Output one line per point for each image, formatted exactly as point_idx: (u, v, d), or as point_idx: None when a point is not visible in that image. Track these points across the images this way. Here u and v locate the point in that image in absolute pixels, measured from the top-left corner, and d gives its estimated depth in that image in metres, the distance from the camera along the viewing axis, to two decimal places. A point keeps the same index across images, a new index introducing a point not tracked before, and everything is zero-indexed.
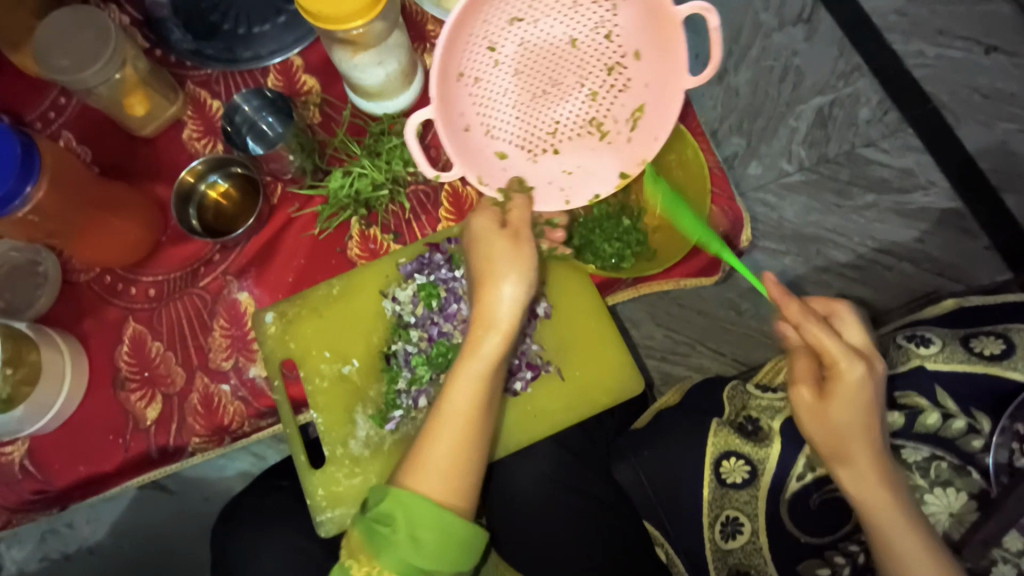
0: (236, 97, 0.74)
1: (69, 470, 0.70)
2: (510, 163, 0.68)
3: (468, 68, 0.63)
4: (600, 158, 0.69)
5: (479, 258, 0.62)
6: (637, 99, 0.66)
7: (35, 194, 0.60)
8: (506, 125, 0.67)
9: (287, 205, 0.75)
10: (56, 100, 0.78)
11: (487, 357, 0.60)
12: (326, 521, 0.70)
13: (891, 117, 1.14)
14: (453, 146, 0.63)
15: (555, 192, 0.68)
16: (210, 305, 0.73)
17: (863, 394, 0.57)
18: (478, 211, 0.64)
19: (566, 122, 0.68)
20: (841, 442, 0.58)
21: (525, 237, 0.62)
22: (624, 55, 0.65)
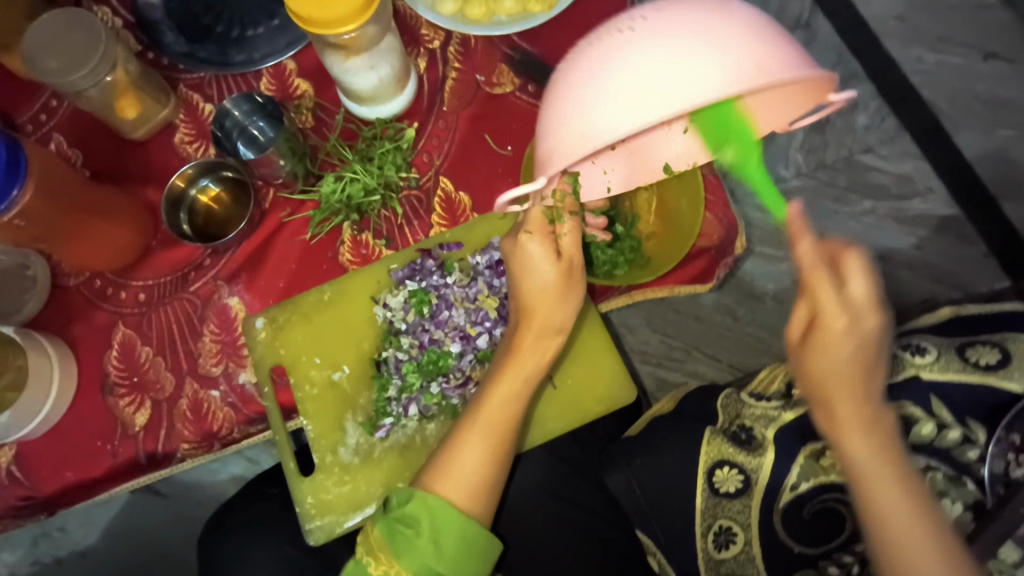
0: (226, 101, 0.73)
1: (55, 476, 0.69)
2: None
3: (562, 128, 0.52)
4: None
5: (528, 287, 0.61)
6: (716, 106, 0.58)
7: (23, 196, 0.59)
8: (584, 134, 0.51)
9: (279, 211, 0.74)
10: (48, 102, 0.78)
11: (527, 379, 0.62)
12: (315, 530, 0.69)
13: (889, 123, 1.14)
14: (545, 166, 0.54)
15: (599, 176, 0.67)
16: (200, 310, 0.73)
17: (861, 344, 0.53)
18: (533, 234, 0.60)
19: None
20: (826, 392, 0.55)
21: (577, 277, 0.61)
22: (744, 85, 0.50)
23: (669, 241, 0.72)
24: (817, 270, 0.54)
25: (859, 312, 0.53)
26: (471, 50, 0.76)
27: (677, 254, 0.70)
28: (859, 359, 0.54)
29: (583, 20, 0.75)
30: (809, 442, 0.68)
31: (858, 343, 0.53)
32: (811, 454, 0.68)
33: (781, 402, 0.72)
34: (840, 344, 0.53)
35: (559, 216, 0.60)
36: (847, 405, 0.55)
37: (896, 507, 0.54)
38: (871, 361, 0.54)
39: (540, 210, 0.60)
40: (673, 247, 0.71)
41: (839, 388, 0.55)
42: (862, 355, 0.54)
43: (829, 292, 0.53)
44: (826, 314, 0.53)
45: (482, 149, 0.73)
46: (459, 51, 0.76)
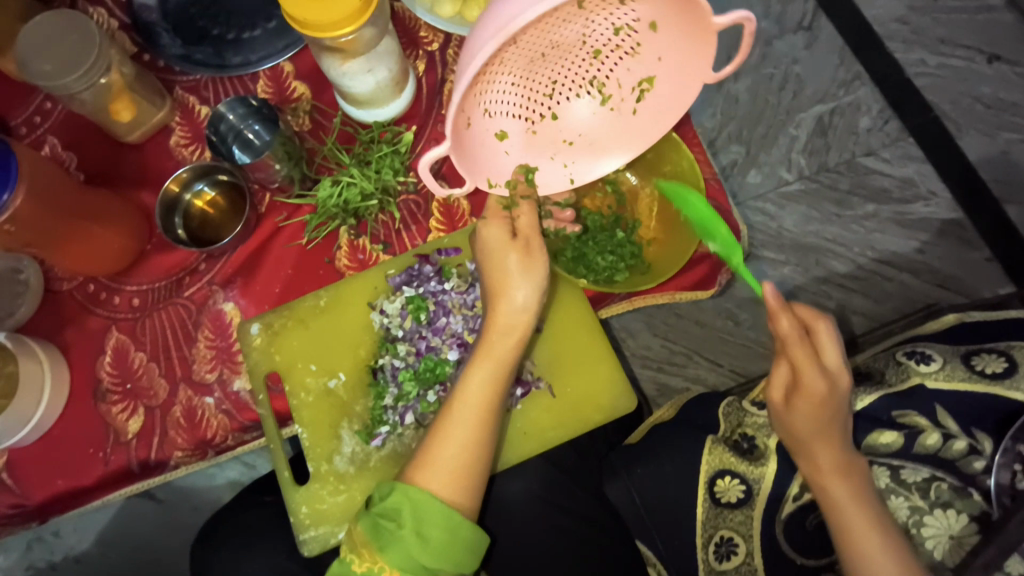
0: (220, 105, 0.72)
1: (46, 484, 0.68)
2: (510, 143, 0.61)
3: (479, 110, 0.55)
4: (607, 133, 0.63)
5: (491, 269, 0.61)
6: (647, 69, 0.59)
7: (14, 201, 0.58)
8: (504, 99, 0.57)
9: (275, 215, 0.74)
10: (42, 105, 0.77)
11: (499, 359, 0.61)
12: (310, 540, 0.68)
13: (892, 126, 1.13)
14: (464, 162, 0.58)
15: (558, 169, 0.64)
16: (194, 315, 0.72)
17: (833, 400, 0.61)
18: (488, 220, 0.62)
19: (566, 82, 0.60)
20: (806, 447, 0.62)
21: (536, 247, 0.61)
22: (638, 21, 0.54)
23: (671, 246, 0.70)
24: (797, 342, 0.60)
25: (830, 375, 0.61)
26: None
27: (679, 261, 0.68)
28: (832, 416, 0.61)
29: None
30: None
31: (828, 401, 0.61)
32: None
33: None
34: (811, 402, 0.61)
35: (515, 202, 0.63)
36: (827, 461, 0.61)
37: (877, 559, 0.57)
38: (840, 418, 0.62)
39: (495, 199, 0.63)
40: (675, 252, 0.69)
41: (816, 438, 0.61)
42: (833, 412, 0.61)
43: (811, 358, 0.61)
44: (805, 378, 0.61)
45: None
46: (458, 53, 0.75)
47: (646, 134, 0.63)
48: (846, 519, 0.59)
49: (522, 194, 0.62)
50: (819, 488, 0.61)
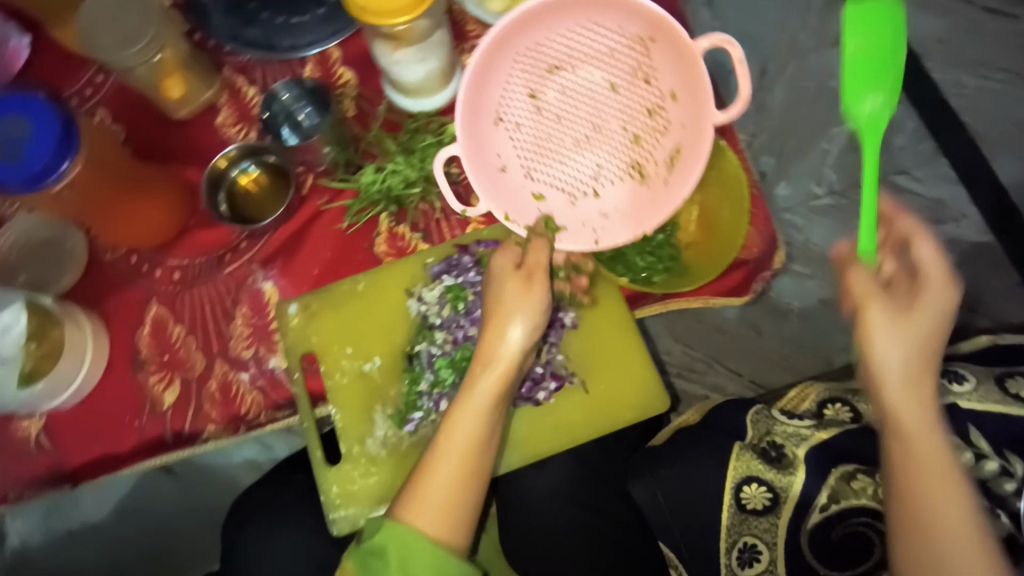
0: (275, 85, 0.75)
1: (82, 449, 0.70)
2: (546, 204, 0.70)
3: (504, 155, 0.70)
4: (640, 201, 0.69)
5: (491, 299, 0.61)
6: (676, 141, 0.67)
7: (71, 171, 0.57)
8: (548, 168, 0.71)
9: (317, 198, 0.74)
10: (94, 77, 0.79)
11: (487, 395, 0.59)
12: (339, 520, 0.68)
13: (925, 146, 1.14)
14: (479, 180, 0.66)
15: (587, 233, 0.68)
16: (234, 292, 0.73)
17: (937, 324, 0.55)
18: (502, 248, 0.63)
19: (608, 166, 0.70)
20: (905, 377, 0.55)
21: (538, 280, 0.60)
22: (662, 98, 0.68)
23: (710, 251, 0.71)
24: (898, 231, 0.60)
25: (946, 291, 0.56)
26: None
27: (721, 263, 0.68)
28: (934, 350, 0.55)
29: None
30: (838, 464, 0.67)
31: (935, 329, 0.55)
32: (842, 477, 0.66)
33: (813, 422, 0.72)
34: (931, 323, 0.55)
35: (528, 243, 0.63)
36: (919, 398, 0.55)
37: (955, 531, 0.51)
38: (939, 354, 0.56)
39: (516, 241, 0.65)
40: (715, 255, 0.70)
41: (917, 366, 0.55)
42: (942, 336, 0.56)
43: (940, 286, 0.56)
44: (919, 295, 0.56)
45: None
46: None
47: (674, 196, 0.64)
48: (927, 473, 0.53)
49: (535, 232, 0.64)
50: (896, 437, 0.55)
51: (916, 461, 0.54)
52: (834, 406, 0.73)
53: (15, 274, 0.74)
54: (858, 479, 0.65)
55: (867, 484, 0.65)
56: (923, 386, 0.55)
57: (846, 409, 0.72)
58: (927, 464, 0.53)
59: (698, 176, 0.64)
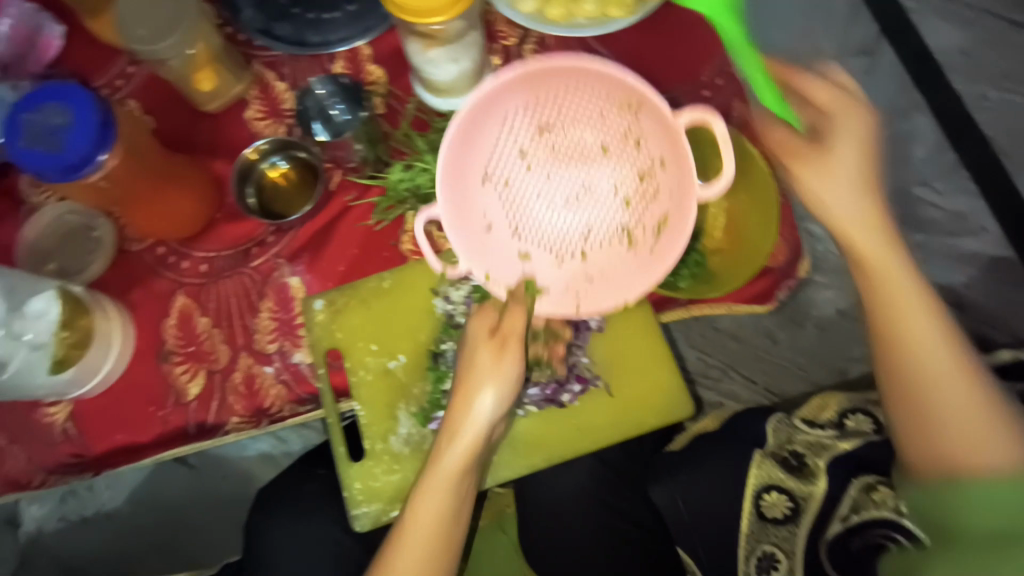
0: (311, 81, 0.75)
1: (107, 437, 0.71)
2: (531, 264, 0.65)
3: (489, 214, 0.65)
4: (628, 268, 0.64)
5: (462, 365, 0.61)
6: (665, 208, 0.63)
7: (106, 162, 0.58)
8: (535, 225, 0.66)
9: (344, 194, 0.75)
10: (125, 69, 0.79)
11: (453, 467, 0.60)
12: (361, 516, 0.68)
13: (947, 158, 1.13)
14: (460, 241, 0.61)
15: (569, 298, 0.64)
16: (260, 286, 0.73)
17: (863, 145, 0.58)
18: (478, 312, 0.63)
19: (597, 229, 0.65)
20: (864, 219, 0.58)
21: (510, 349, 0.60)
22: (653, 163, 0.63)
23: (738, 258, 0.70)
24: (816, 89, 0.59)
25: (854, 113, 0.58)
26: (548, 50, 0.76)
27: (749, 272, 0.69)
28: (875, 198, 0.58)
29: (662, 31, 0.76)
30: (859, 475, 0.69)
31: (863, 146, 0.58)
32: (862, 487, 0.68)
33: (835, 432, 0.74)
34: (858, 156, 0.58)
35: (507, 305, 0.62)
36: (896, 263, 0.57)
37: (937, 364, 0.57)
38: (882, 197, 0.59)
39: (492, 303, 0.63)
40: (745, 263, 0.70)
41: (856, 203, 0.58)
42: (875, 151, 0.58)
43: (856, 116, 0.58)
44: (839, 112, 0.58)
45: None
46: (535, 50, 0.77)
47: (659, 265, 0.61)
48: (895, 304, 0.58)
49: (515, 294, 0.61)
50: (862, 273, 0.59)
51: (880, 300, 0.58)
52: (855, 416, 0.75)
53: (43, 262, 0.75)
54: (878, 490, 0.66)
55: (887, 496, 0.66)
56: (857, 192, 0.58)
57: (867, 419, 0.73)
58: (896, 302, 0.58)
59: (682, 249, 0.60)
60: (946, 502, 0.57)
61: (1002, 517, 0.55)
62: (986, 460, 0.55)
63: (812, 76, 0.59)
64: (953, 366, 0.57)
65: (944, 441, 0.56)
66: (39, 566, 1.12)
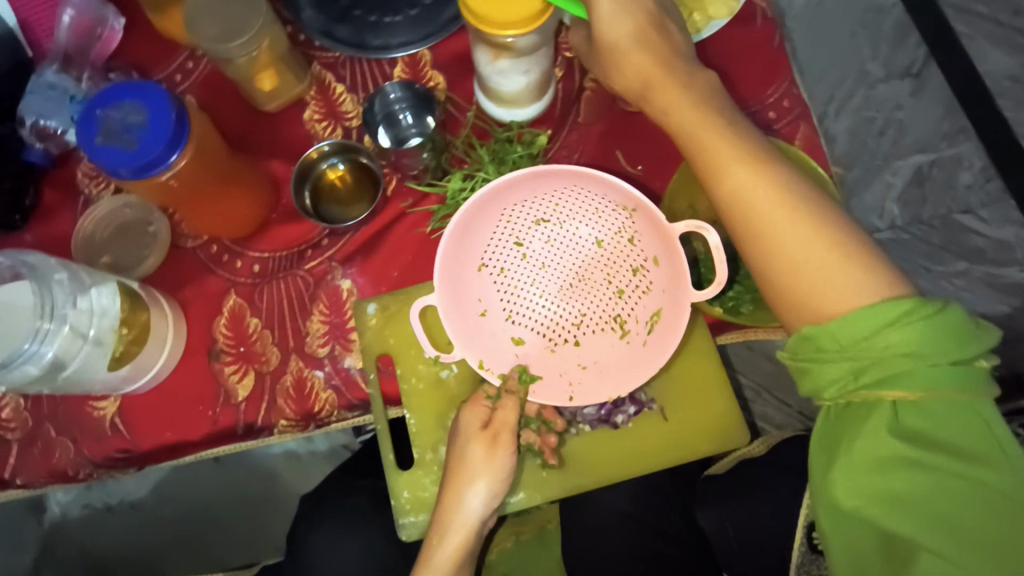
0: (387, 85, 0.74)
1: (155, 434, 0.70)
2: (524, 349, 0.63)
3: (484, 299, 0.64)
4: (621, 362, 0.63)
5: (453, 458, 0.62)
6: (658, 304, 0.62)
7: (176, 163, 0.58)
8: (531, 312, 0.63)
9: (401, 200, 0.74)
10: (184, 64, 0.79)
11: (446, 562, 0.59)
12: (409, 525, 0.67)
13: (993, 185, 1.11)
14: (459, 331, 0.62)
15: (561, 385, 0.63)
16: (312, 289, 0.73)
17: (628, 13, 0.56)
18: (471, 403, 0.64)
19: (592, 315, 0.63)
20: (656, 67, 0.57)
21: (503, 442, 0.62)
22: (646, 260, 0.62)
23: None
24: None
25: None
26: None
27: None
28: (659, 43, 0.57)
29: (725, 50, 0.75)
30: None
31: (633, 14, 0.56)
32: None
33: None
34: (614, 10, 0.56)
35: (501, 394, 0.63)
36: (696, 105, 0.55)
37: (771, 225, 0.51)
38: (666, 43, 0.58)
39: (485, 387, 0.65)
40: None
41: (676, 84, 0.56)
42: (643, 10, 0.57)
43: None
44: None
45: (615, 167, 0.73)
46: None
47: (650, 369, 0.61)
48: (726, 185, 0.52)
49: (507, 387, 0.62)
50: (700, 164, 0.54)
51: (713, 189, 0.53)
52: None
53: (98, 254, 0.75)
54: None
55: None
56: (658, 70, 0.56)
57: None
58: (723, 182, 0.53)
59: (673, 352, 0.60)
60: (870, 411, 0.46)
61: (960, 431, 0.45)
62: (837, 300, 0.48)
63: None
64: (788, 221, 0.50)
65: (814, 302, 0.49)
66: (62, 554, 1.12)
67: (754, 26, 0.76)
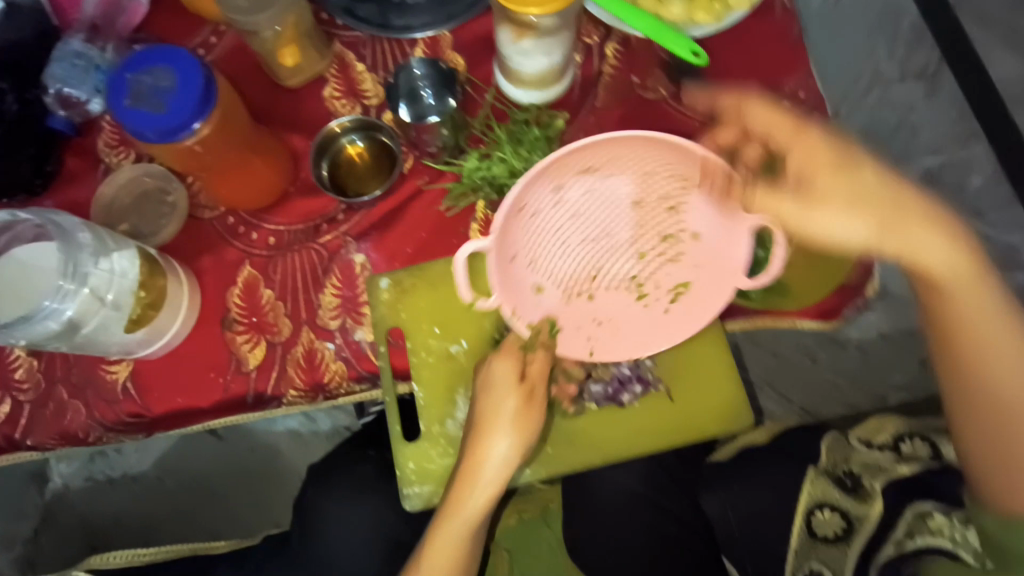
0: (413, 60, 0.74)
1: (166, 400, 0.71)
2: (544, 298, 0.66)
3: (520, 245, 0.64)
4: (633, 320, 0.67)
5: (487, 405, 0.63)
6: (684, 275, 0.67)
7: (200, 130, 0.59)
8: (555, 261, 0.67)
9: (417, 177, 0.75)
10: (207, 38, 0.80)
11: (469, 516, 0.62)
12: (413, 496, 0.69)
13: (1003, 190, 1.12)
14: (499, 275, 0.61)
15: (581, 338, 0.65)
16: (326, 262, 0.74)
17: (825, 161, 0.57)
18: (501, 354, 0.64)
19: (608, 273, 0.68)
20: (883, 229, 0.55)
21: (538, 399, 0.64)
22: (683, 231, 0.67)
23: (813, 273, 0.69)
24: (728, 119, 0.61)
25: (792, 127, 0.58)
26: (630, 50, 0.77)
27: (824, 288, 0.69)
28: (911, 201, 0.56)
29: (743, 41, 0.76)
30: (917, 501, 0.66)
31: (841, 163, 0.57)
32: (919, 514, 0.65)
33: (893, 456, 0.73)
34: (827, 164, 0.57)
35: (534, 345, 0.64)
36: (954, 285, 0.56)
37: (983, 391, 0.57)
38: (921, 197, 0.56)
39: (515, 337, 0.65)
40: (817, 279, 0.69)
41: (869, 223, 0.55)
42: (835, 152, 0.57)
43: (804, 139, 0.58)
44: (792, 143, 0.58)
45: None
46: (617, 49, 0.77)
47: (676, 336, 0.65)
48: (966, 346, 0.56)
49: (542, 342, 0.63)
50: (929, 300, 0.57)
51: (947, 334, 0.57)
52: (911, 441, 0.74)
53: (116, 222, 0.76)
54: (935, 518, 0.64)
55: (944, 525, 0.63)
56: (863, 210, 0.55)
57: (924, 445, 0.73)
58: (973, 343, 0.56)
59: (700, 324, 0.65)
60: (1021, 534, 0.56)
61: None
62: None
63: (763, 103, 0.59)
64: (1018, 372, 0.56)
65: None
66: (63, 524, 1.13)
67: (772, 19, 0.76)
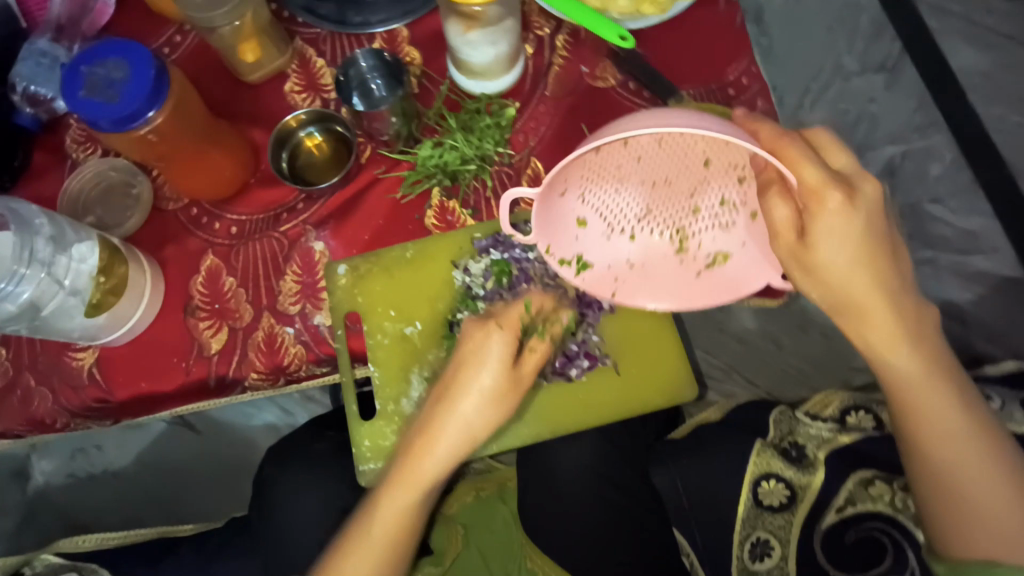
0: (357, 52, 0.77)
1: (131, 385, 0.73)
2: (583, 232, 0.65)
3: (574, 179, 0.63)
4: (662, 271, 0.66)
5: (459, 380, 0.62)
6: (727, 245, 0.64)
7: (155, 118, 0.61)
8: (609, 193, 0.67)
9: (374, 167, 0.78)
10: (173, 38, 0.83)
11: (422, 484, 0.63)
12: (367, 472, 0.72)
13: (962, 176, 1.12)
14: (545, 204, 0.60)
15: (608, 279, 0.66)
16: (286, 250, 0.76)
17: (837, 233, 0.52)
18: (503, 330, 0.62)
19: (658, 218, 0.69)
20: (846, 305, 0.55)
21: (522, 384, 0.64)
22: (743, 203, 0.65)
23: None
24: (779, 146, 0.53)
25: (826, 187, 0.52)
26: (579, 41, 0.80)
27: None
28: (889, 282, 0.55)
29: (688, 31, 0.79)
30: (857, 470, 0.70)
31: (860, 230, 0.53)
32: (860, 482, 0.69)
33: (837, 426, 0.75)
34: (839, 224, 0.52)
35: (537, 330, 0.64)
36: (916, 386, 0.58)
37: (945, 456, 0.58)
38: (898, 274, 0.55)
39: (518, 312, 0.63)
40: None
41: (859, 288, 0.54)
42: (855, 220, 0.53)
43: (831, 200, 0.52)
44: (813, 200, 0.52)
45: (580, 138, 0.76)
46: (567, 40, 0.80)
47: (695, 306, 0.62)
48: (919, 408, 0.58)
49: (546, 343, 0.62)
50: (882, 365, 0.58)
51: (904, 400, 0.58)
52: (857, 413, 0.75)
53: (83, 214, 0.78)
54: (876, 485, 0.68)
55: (885, 491, 0.67)
56: (863, 275, 0.54)
57: (869, 417, 0.74)
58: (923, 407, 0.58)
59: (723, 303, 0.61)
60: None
61: None
62: None
63: (795, 144, 0.53)
64: (971, 448, 0.57)
65: (979, 521, 0.57)
66: (44, 521, 1.15)
67: (716, 9, 0.79)
